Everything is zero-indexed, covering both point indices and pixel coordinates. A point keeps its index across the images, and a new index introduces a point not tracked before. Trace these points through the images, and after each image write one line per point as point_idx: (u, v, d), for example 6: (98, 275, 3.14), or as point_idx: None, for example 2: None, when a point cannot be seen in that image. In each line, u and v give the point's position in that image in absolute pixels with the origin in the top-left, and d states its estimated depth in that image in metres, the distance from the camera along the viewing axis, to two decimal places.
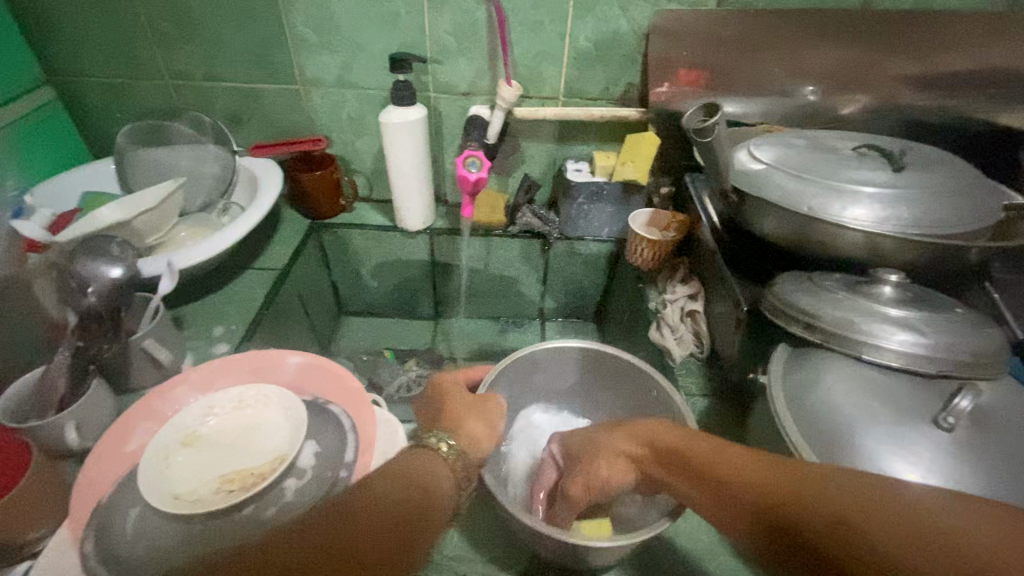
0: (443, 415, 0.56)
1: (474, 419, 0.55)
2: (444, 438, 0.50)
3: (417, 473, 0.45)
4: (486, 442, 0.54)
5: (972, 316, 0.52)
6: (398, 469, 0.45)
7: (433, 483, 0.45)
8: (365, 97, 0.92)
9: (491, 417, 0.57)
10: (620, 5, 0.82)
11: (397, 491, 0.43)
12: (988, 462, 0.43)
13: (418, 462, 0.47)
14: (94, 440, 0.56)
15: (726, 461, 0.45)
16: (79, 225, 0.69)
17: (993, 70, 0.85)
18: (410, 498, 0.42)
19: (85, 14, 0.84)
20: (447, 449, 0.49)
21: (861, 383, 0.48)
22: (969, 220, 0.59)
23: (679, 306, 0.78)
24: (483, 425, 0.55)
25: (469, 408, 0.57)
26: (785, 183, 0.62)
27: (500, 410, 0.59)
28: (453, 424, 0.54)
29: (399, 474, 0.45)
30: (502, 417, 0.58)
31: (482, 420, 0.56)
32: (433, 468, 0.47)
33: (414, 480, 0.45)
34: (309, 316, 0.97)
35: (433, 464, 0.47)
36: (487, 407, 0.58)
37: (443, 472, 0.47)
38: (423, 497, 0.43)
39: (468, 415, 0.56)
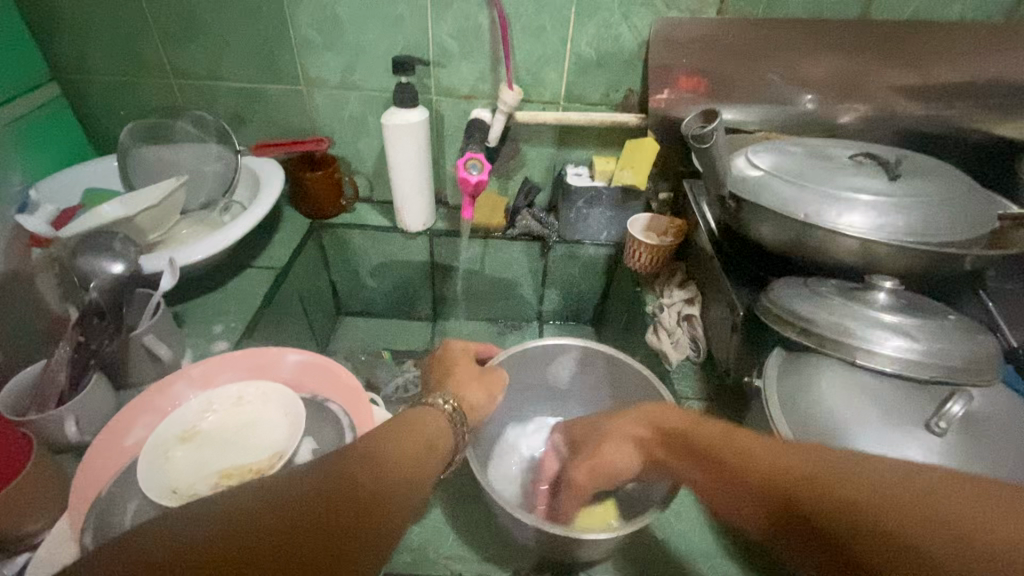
0: (449, 379, 0.63)
1: (474, 386, 0.62)
2: (445, 399, 0.56)
3: (423, 426, 0.51)
4: (483, 408, 0.61)
5: (965, 323, 0.53)
6: (406, 421, 0.51)
7: (436, 436, 0.51)
8: (368, 99, 0.92)
9: (490, 384, 0.64)
10: (622, 11, 0.83)
11: (411, 437, 0.48)
12: (979, 464, 0.43)
13: (422, 415, 0.53)
14: (93, 435, 0.57)
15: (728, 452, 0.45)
16: (82, 221, 0.70)
17: (990, 81, 0.85)
18: (420, 445, 0.48)
19: (91, 12, 0.85)
20: (443, 404, 0.55)
21: (854, 388, 0.49)
22: (963, 229, 0.60)
23: (676, 309, 0.78)
24: (483, 393, 0.62)
25: (471, 374, 0.64)
26: (782, 190, 0.63)
27: (501, 378, 0.66)
28: (455, 389, 0.61)
29: (407, 425, 0.50)
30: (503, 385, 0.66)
31: (483, 386, 0.63)
32: (434, 422, 0.53)
33: (419, 432, 0.50)
34: (308, 315, 0.97)
35: (437, 418, 0.54)
36: (486, 377, 0.65)
37: (444, 426, 0.54)
38: (431, 445, 0.49)
39: (469, 382, 0.63)
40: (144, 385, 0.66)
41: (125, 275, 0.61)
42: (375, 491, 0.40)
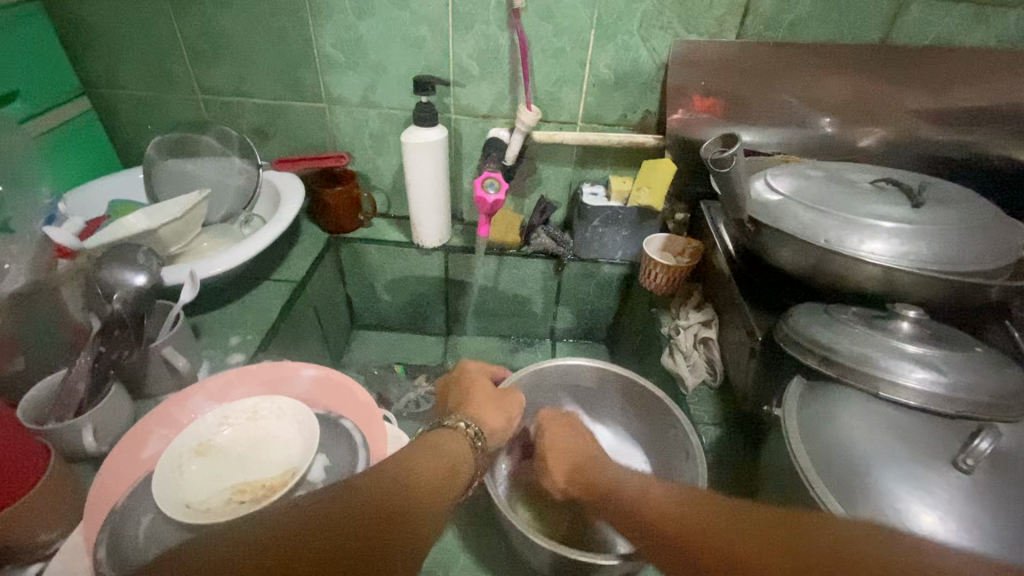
0: (468, 400, 0.62)
1: (492, 405, 0.62)
2: (468, 423, 0.58)
3: (445, 448, 0.52)
4: (503, 429, 0.61)
5: (991, 356, 0.51)
6: (427, 442, 0.52)
7: (457, 458, 0.52)
8: (388, 117, 0.94)
9: (510, 403, 0.64)
10: (641, 34, 0.83)
11: (434, 458, 0.49)
12: (1010, 504, 0.42)
13: (442, 437, 0.54)
14: (110, 445, 0.57)
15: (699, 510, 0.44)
16: (109, 232, 0.72)
17: (1014, 107, 0.85)
18: (444, 467, 0.49)
19: (124, 31, 0.88)
20: (464, 428, 0.57)
21: (878, 421, 0.48)
22: (988, 259, 0.59)
23: (693, 332, 0.77)
24: (499, 413, 0.61)
25: (491, 396, 0.64)
26: (802, 215, 0.62)
27: (520, 403, 0.65)
28: (472, 407, 0.61)
29: (427, 447, 0.51)
30: (521, 412, 0.64)
31: (502, 411, 0.62)
32: (456, 442, 0.54)
33: (445, 453, 0.51)
34: (323, 328, 0.98)
35: (457, 440, 0.55)
36: (507, 397, 0.65)
37: (464, 450, 0.54)
38: (452, 468, 0.50)
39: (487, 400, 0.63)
40: (160, 396, 0.66)
41: (147, 287, 0.62)
42: (400, 515, 0.40)
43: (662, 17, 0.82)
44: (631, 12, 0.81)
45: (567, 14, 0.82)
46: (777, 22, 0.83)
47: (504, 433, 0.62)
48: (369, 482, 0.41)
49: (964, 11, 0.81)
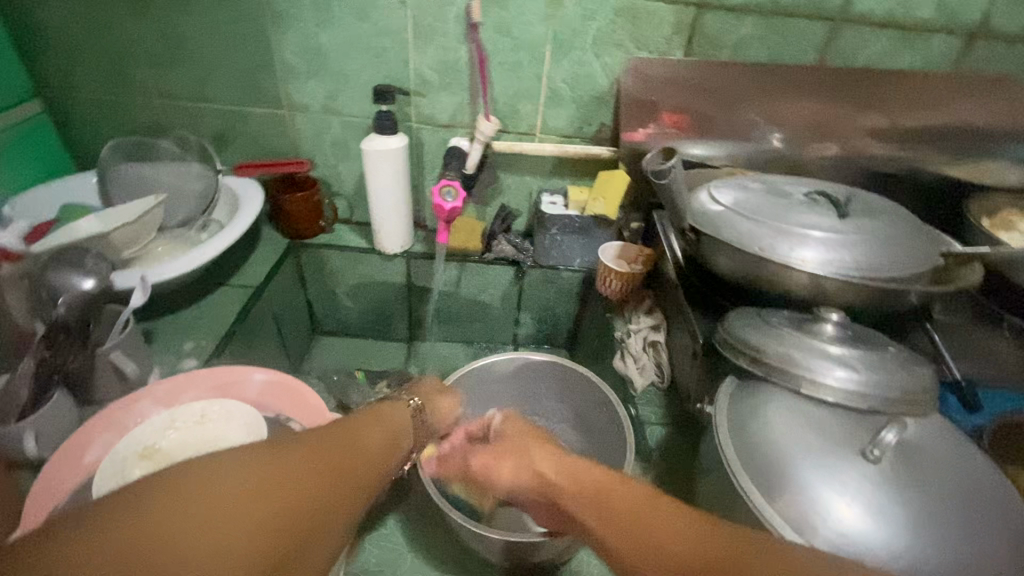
0: (417, 387, 0.68)
1: (443, 398, 0.69)
2: (413, 397, 0.63)
3: (389, 419, 0.54)
4: (448, 416, 0.68)
5: (904, 355, 0.55)
6: (372, 414, 0.54)
7: (399, 426, 0.55)
8: (350, 124, 0.95)
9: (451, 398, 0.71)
10: (595, 50, 0.87)
11: (379, 427, 0.52)
12: (912, 489, 0.46)
13: (388, 405, 0.57)
14: (52, 451, 0.57)
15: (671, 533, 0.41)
16: (56, 237, 0.71)
17: (938, 125, 0.92)
18: (386, 434, 0.52)
19: (79, 33, 0.87)
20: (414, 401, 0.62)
21: (798, 416, 0.51)
22: (907, 265, 0.63)
23: (642, 335, 0.81)
24: (449, 406, 0.69)
25: (447, 400, 0.69)
26: (739, 224, 0.66)
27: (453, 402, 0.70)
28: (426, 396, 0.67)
29: (368, 420, 0.52)
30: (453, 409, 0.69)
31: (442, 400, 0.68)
32: (400, 412, 0.58)
33: (388, 420, 0.54)
34: (282, 334, 0.97)
35: (400, 408, 0.58)
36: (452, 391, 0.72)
37: (407, 418, 0.57)
38: (395, 438, 0.52)
39: (433, 396, 0.69)
40: (108, 402, 0.66)
41: (95, 292, 0.61)
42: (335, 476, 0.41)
43: (614, 34, 0.86)
44: (584, 28, 0.85)
45: (524, 29, 0.85)
46: (722, 42, 0.87)
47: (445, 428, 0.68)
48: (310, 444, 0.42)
49: (893, 37, 0.87)
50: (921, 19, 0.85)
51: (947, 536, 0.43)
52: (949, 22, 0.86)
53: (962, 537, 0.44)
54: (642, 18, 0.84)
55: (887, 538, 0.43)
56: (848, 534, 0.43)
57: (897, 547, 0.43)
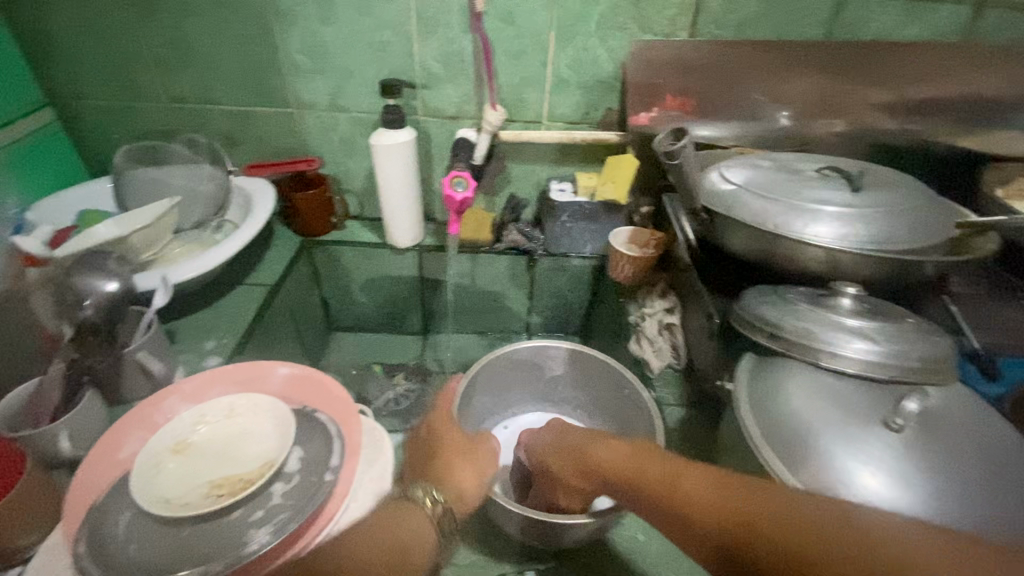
0: (436, 457, 0.56)
1: (468, 470, 0.55)
2: (431, 492, 0.51)
3: (398, 527, 0.47)
4: (473, 492, 0.55)
5: (923, 326, 0.55)
6: (378, 520, 0.47)
7: (409, 538, 0.47)
8: (356, 120, 0.95)
9: (482, 457, 0.57)
10: (599, 35, 0.87)
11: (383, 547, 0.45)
12: (934, 455, 0.46)
13: (400, 513, 0.49)
14: (86, 450, 0.58)
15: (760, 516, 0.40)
16: (77, 242, 0.72)
17: (949, 97, 0.91)
18: (390, 549, 0.45)
19: (86, 40, 0.88)
20: (431, 503, 0.50)
21: (818, 388, 0.52)
22: (922, 236, 0.63)
23: (657, 319, 0.81)
24: (472, 480, 0.55)
25: (476, 469, 0.56)
26: (752, 203, 0.66)
27: (492, 451, 0.58)
28: (443, 476, 0.54)
29: (372, 537, 0.45)
30: (492, 459, 0.58)
31: (469, 464, 0.56)
32: (413, 518, 0.49)
33: (394, 529, 0.47)
34: (299, 330, 0.99)
35: (414, 516, 0.49)
36: (481, 449, 0.58)
37: (424, 522, 0.49)
38: (403, 552, 0.45)
39: (457, 460, 0.56)
40: (136, 402, 0.67)
41: (119, 293, 0.62)
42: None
43: (618, 18, 0.85)
44: (587, 13, 0.85)
45: (527, 17, 0.85)
46: (727, 21, 0.87)
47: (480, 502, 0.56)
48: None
49: (901, 8, 0.86)
50: None
51: (972, 502, 0.44)
52: None
53: (987, 501, 0.44)
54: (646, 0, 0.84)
55: (911, 505, 0.43)
56: (872, 502, 0.44)
57: (922, 513, 0.43)
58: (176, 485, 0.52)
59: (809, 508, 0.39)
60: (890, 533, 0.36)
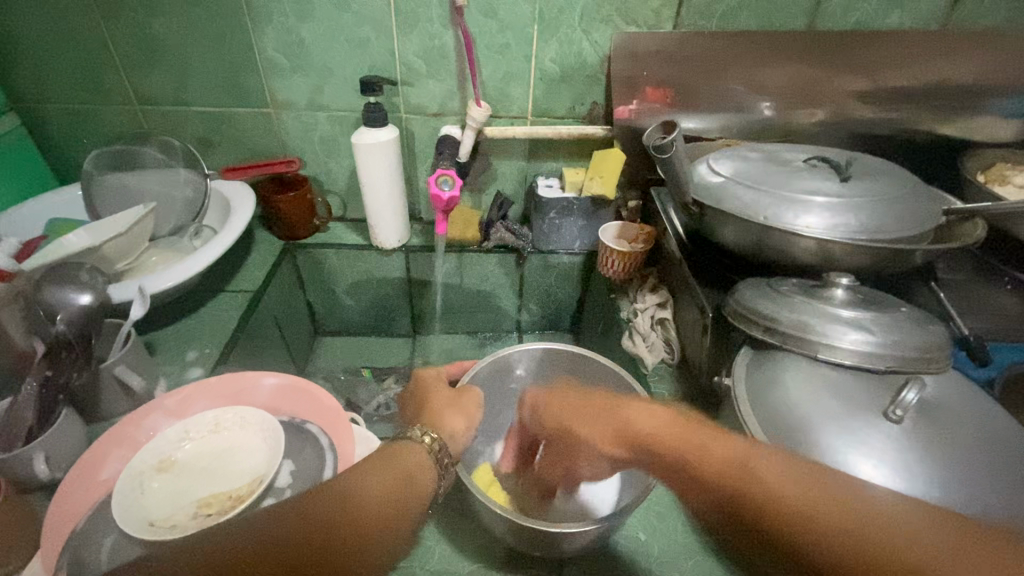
0: (426, 409, 0.58)
1: (457, 415, 0.58)
2: (428, 433, 0.53)
3: (401, 464, 0.49)
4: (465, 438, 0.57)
5: (917, 314, 0.55)
6: (381, 457, 0.49)
7: (413, 472, 0.48)
8: (337, 119, 0.93)
9: (467, 403, 0.60)
10: (583, 28, 0.85)
11: (387, 475, 0.47)
12: (935, 446, 0.46)
13: (400, 452, 0.50)
14: (64, 472, 0.56)
15: (755, 477, 0.42)
16: (45, 253, 0.69)
17: (931, 85, 0.91)
18: (395, 478, 0.47)
19: (49, 40, 0.84)
20: (430, 441, 0.52)
21: (817, 381, 0.51)
22: (911, 223, 0.63)
23: (649, 314, 0.81)
24: (461, 424, 0.57)
25: (463, 409, 0.59)
26: (742, 195, 0.66)
27: (477, 401, 0.61)
28: (433, 422, 0.56)
29: (377, 469, 0.47)
30: (480, 407, 0.61)
31: (460, 412, 0.58)
32: (416, 459, 0.50)
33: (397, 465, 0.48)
34: (284, 337, 0.96)
35: (417, 456, 0.50)
36: (467, 400, 0.61)
37: (424, 463, 0.50)
38: (406, 482, 0.47)
39: (448, 407, 0.59)
40: (115, 418, 0.65)
41: (93, 306, 0.60)
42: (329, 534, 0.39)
43: (601, 10, 0.84)
44: (571, 6, 0.83)
45: (509, 10, 0.83)
46: (711, 11, 0.86)
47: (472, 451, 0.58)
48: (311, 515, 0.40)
49: None
50: None
51: (973, 492, 0.44)
52: None
53: (988, 490, 0.44)
54: None
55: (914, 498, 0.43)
56: None
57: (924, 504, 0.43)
58: (160, 506, 0.49)
59: (799, 479, 0.41)
60: (882, 506, 0.38)
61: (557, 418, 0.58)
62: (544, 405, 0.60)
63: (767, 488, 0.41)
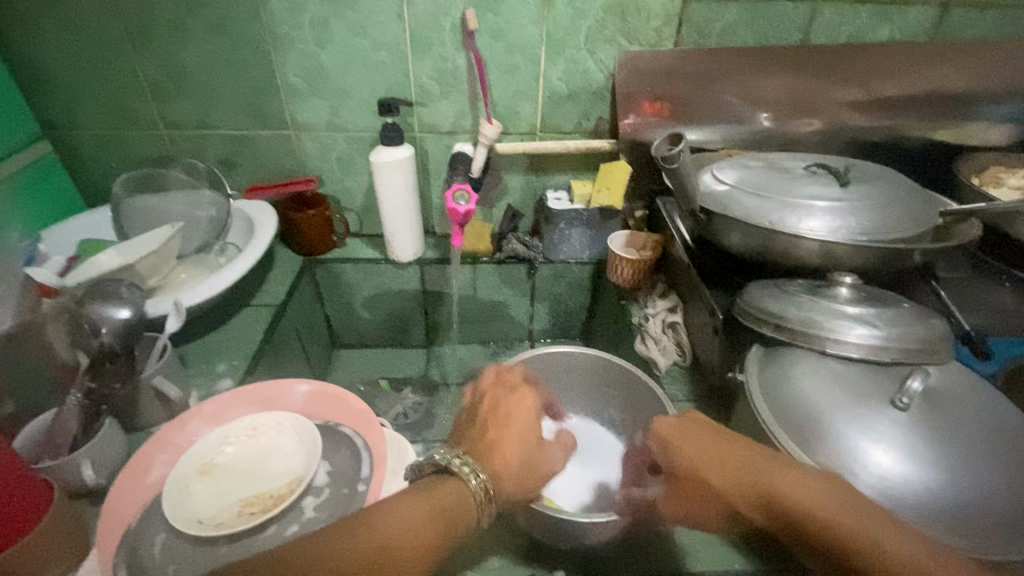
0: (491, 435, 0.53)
1: (514, 440, 0.52)
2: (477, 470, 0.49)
3: (440, 499, 0.47)
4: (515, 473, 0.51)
5: (918, 309, 0.58)
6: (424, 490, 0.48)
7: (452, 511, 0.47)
8: (354, 139, 0.97)
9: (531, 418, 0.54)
10: (588, 48, 0.90)
11: (428, 512, 0.46)
12: (941, 431, 0.49)
13: (441, 489, 0.48)
14: (109, 478, 0.58)
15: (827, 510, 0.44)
16: (83, 272, 0.73)
17: (921, 94, 0.95)
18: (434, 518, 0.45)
19: (82, 72, 0.89)
20: (476, 483, 0.49)
21: (825, 374, 0.54)
22: (909, 225, 0.66)
23: (660, 318, 0.83)
24: (517, 453, 0.51)
25: (523, 436, 0.53)
26: (747, 201, 0.69)
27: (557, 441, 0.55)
28: (487, 452, 0.51)
29: (414, 508, 0.46)
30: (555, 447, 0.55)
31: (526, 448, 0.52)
32: (458, 498, 0.48)
33: (433, 508, 0.46)
34: (305, 349, 0.99)
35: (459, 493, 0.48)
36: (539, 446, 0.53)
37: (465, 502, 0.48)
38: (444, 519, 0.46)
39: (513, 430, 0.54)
40: (153, 427, 0.67)
41: (132, 320, 0.64)
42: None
43: (605, 31, 0.88)
44: (576, 27, 0.88)
45: (518, 33, 0.87)
46: (709, 29, 0.90)
47: (521, 494, 0.52)
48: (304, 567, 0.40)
49: (870, 11, 0.91)
50: None
51: (978, 474, 0.46)
52: None
53: (992, 470, 0.47)
54: (631, 13, 0.87)
55: (925, 480, 0.46)
56: (889, 480, 0.46)
57: (935, 484, 0.46)
58: (206, 507, 0.52)
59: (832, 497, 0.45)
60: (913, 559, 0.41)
61: (683, 443, 0.53)
62: (670, 425, 0.55)
63: (822, 525, 0.44)
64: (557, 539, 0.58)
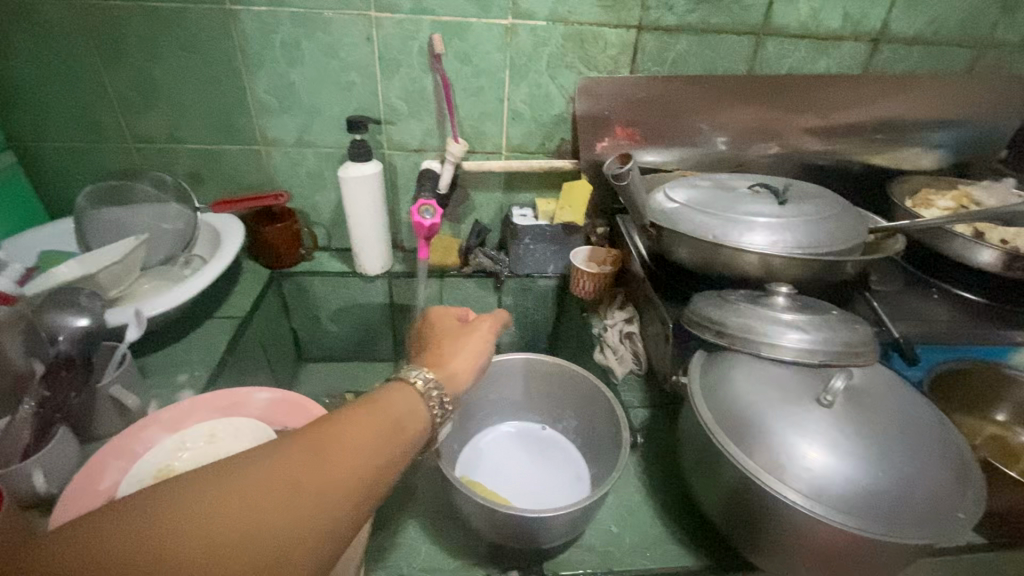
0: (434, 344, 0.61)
1: (462, 352, 0.59)
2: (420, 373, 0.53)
3: (391, 409, 0.49)
4: (466, 377, 0.57)
5: (847, 316, 0.63)
6: (376, 400, 0.49)
7: (402, 416, 0.49)
8: (323, 155, 0.99)
9: (481, 347, 0.61)
10: (550, 73, 0.95)
11: (378, 417, 0.48)
12: (864, 427, 0.52)
13: (392, 392, 0.51)
14: (59, 487, 0.58)
15: None
16: (43, 280, 0.73)
17: (858, 122, 1.03)
18: (383, 427, 0.47)
19: (49, 85, 0.89)
20: (420, 382, 0.52)
21: (761, 377, 0.57)
22: (842, 240, 0.72)
23: (618, 328, 0.87)
24: (467, 361, 0.58)
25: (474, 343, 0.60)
26: (694, 217, 0.74)
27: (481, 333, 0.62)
28: (437, 360, 0.57)
29: (365, 417, 0.47)
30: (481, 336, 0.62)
31: (467, 354, 0.59)
32: (412, 404, 0.50)
33: (385, 413, 0.48)
34: (270, 361, 0.99)
35: (406, 397, 0.51)
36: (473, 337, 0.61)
37: (412, 403, 0.50)
38: (396, 427, 0.47)
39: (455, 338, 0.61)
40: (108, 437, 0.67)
41: (90, 328, 0.65)
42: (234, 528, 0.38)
43: (566, 57, 0.93)
44: (538, 54, 0.92)
45: (483, 57, 0.92)
46: (663, 59, 0.96)
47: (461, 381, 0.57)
48: (206, 506, 0.38)
49: (809, 46, 0.97)
50: (831, 30, 0.95)
51: (898, 466, 0.50)
52: (854, 30, 0.96)
53: (906, 457, 0.51)
54: (590, 42, 0.92)
55: (852, 474, 0.49)
56: (819, 474, 0.49)
57: (854, 473, 0.49)
58: None
59: None
60: None
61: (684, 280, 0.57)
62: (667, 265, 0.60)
63: None
64: (510, 539, 0.60)
